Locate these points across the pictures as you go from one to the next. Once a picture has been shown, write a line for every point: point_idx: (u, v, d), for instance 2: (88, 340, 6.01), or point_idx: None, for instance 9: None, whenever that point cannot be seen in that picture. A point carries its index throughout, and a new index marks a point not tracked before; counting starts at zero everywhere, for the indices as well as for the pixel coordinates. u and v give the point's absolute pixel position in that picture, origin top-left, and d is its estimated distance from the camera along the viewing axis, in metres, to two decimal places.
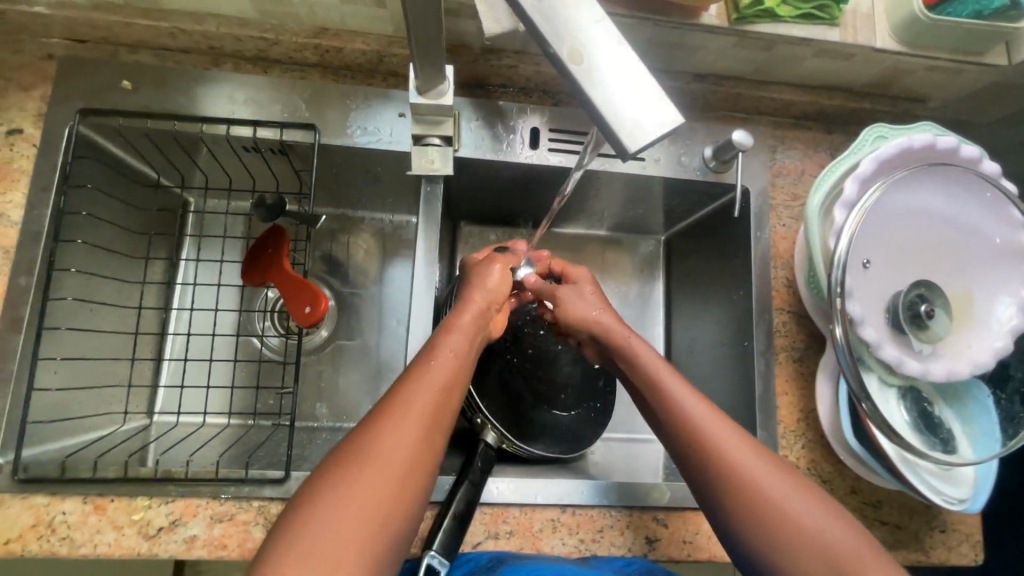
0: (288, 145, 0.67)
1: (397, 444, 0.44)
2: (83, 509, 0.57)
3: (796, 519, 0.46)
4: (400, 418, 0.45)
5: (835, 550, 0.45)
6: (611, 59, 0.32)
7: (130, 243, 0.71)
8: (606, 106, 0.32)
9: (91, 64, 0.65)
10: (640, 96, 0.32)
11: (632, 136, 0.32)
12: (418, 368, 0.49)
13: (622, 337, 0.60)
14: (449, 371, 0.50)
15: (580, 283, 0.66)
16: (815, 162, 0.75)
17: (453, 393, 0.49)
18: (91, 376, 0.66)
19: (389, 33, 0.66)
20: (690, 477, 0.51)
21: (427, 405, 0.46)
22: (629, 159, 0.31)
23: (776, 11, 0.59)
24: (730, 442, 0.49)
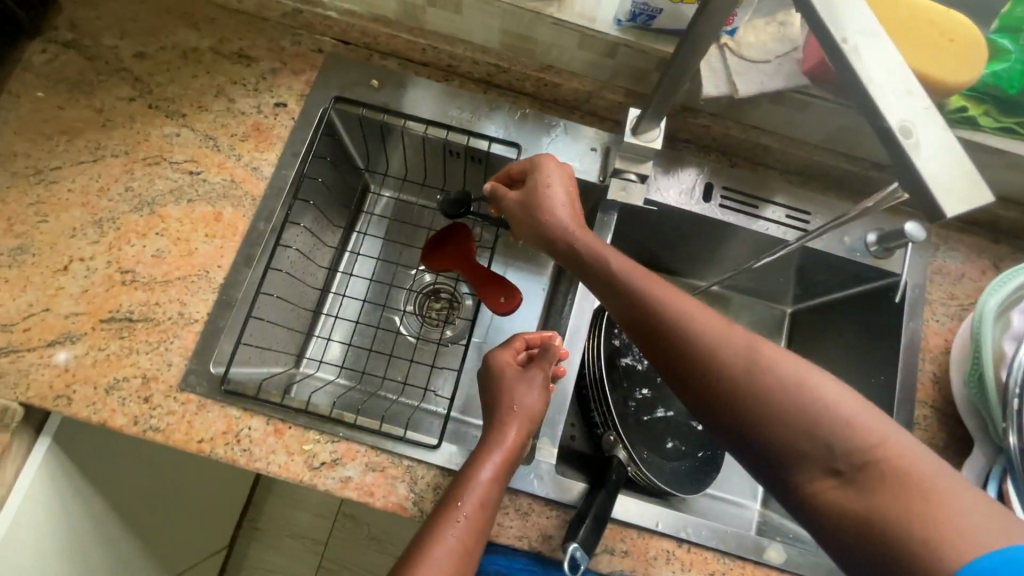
0: (492, 156, 0.76)
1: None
2: (265, 429, 0.65)
3: (842, 419, 0.42)
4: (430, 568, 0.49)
5: (890, 457, 0.40)
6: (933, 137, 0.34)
7: (330, 210, 0.83)
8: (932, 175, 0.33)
9: (350, 62, 0.78)
10: (958, 175, 0.33)
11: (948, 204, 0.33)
12: (442, 519, 0.53)
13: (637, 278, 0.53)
14: (470, 519, 0.53)
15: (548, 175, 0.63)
16: (977, 268, 0.76)
17: (471, 538, 0.53)
18: (278, 315, 0.76)
19: (602, 79, 0.74)
20: (721, 401, 0.46)
21: (456, 551, 0.51)
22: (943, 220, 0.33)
23: (978, 120, 0.64)
24: (746, 350, 0.47)
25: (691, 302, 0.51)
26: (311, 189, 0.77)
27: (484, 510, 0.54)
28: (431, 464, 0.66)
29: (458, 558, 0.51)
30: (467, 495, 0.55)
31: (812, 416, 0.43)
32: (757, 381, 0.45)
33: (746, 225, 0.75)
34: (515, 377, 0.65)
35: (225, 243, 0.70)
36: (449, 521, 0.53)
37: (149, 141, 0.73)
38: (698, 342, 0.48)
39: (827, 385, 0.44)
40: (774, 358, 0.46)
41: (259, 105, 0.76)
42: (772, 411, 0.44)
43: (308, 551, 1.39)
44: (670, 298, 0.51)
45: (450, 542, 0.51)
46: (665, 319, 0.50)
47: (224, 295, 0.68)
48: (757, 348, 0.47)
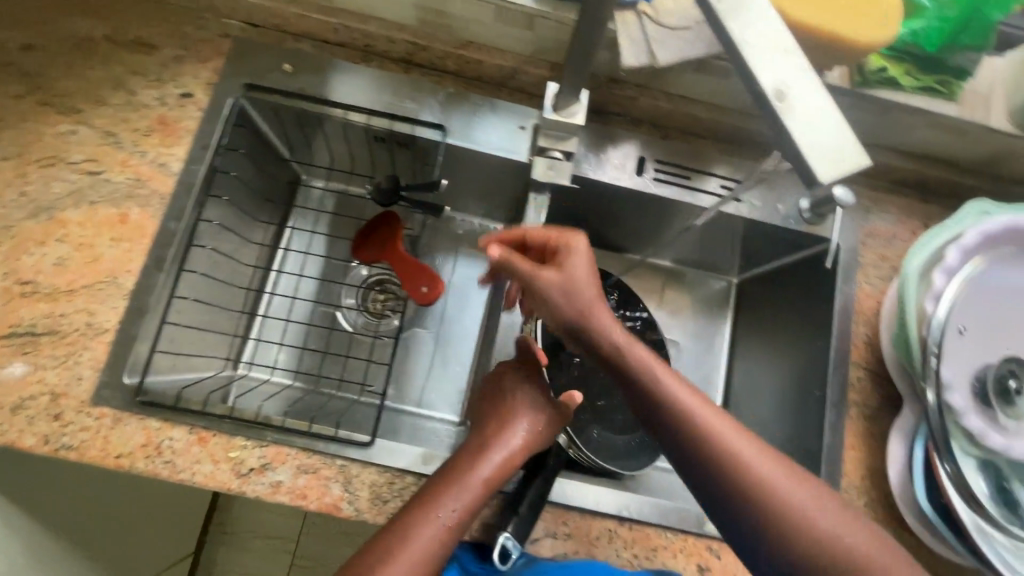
0: (417, 140, 0.73)
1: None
2: (188, 439, 0.62)
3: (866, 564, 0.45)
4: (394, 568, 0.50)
5: None
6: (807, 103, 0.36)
7: (255, 206, 0.79)
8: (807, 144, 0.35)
9: (260, 45, 0.73)
10: (834, 139, 0.35)
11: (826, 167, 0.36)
12: (419, 518, 0.53)
13: (709, 425, 0.49)
14: (448, 526, 0.53)
15: (574, 254, 0.55)
16: (908, 229, 0.76)
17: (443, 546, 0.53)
18: (201, 319, 0.73)
19: (526, 53, 0.72)
20: (754, 530, 0.46)
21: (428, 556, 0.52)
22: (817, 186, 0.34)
23: (899, 80, 0.63)
24: (797, 496, 0.46)
25: (735, 431, 0.49)
26: (228, 185, 0.72)
27: (465, 517, 0.54)
28: (369, 462, 0.64)
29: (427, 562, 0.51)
30: (454, 505, 0.54)
31: (845, 560, 0.45)
32: (799, 524, 0.46)
33: (676, 197, 0.74)
34: (528, 395, 0.63)
35: (133, 246, 0.66)
36: (430, 522, 0.53)
37: (42, 140, 0.68)
38: (704, 458, 0.48)
39: (833, 517, 0.46)
40: (802, 494, 0.46)
41: (163, 96, 0.71)
42: (807, 558, 0.45)
43: (281, 551, 1.36)
44: (703, 424, 0.49)
45: (426, 543, 0.52)
46: (716, 458, 0.48)
47: (134, 301, 0.65)
48: (803, 494, 0.47)
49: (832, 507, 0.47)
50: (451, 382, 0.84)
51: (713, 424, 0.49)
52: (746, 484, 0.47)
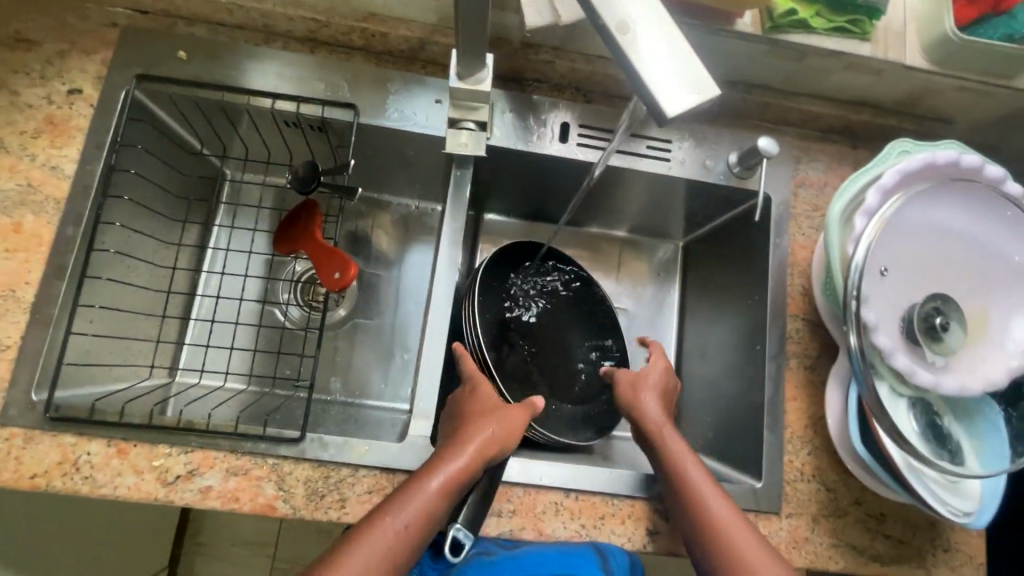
0: (328, 122, 0.70)
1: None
2: (106, 452, 0.59)
3: None
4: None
5: None
6: (656, 34, 0.34)
7: (171, 205, 0.74)
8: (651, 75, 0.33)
9: (151, 34, 0.69)
10: (685, 71, 0.33)
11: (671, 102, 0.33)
12: (372, 526, 0.51)
13: (704, 497, 0.57)
14: (399, 534, 0.51)
15: (643, 390, 0.67)
16: (838, 176, 0.76)
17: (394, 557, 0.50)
18: (121, 327, 0.69)
19: (433, 22, 0.69)
20: None
21: (373, 570, 0.49)
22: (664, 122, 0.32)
23: (809, 22, 0.61)
24: (748, 550, 0.53)
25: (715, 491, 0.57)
26: (132, 183, 0.68)
27: (417, 529, 0.51)
28: (301, 458, 0.62)
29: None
30: (407, 509, 0.52)
31: None
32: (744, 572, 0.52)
33: (631, 166, 0.74)
34: (494, 406, 0.62)
35: (30, 256, 0.62)
36: (377, 533, 0.50)
37: None
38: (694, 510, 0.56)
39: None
40: (757, 551, 0.53)
41: (50, 95, 0.66)
42: None
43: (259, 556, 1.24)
44: (696, 481, 0.58)
45: (371, 556, 0.49)
46: (703, 508, 0.56)
47: (37, 314, 0.61)
48: (753, 550, 0.53)
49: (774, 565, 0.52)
50: (398, 371, 0.82)
51: (709, 497, 0.57)
52: (711, 531, 0.55)
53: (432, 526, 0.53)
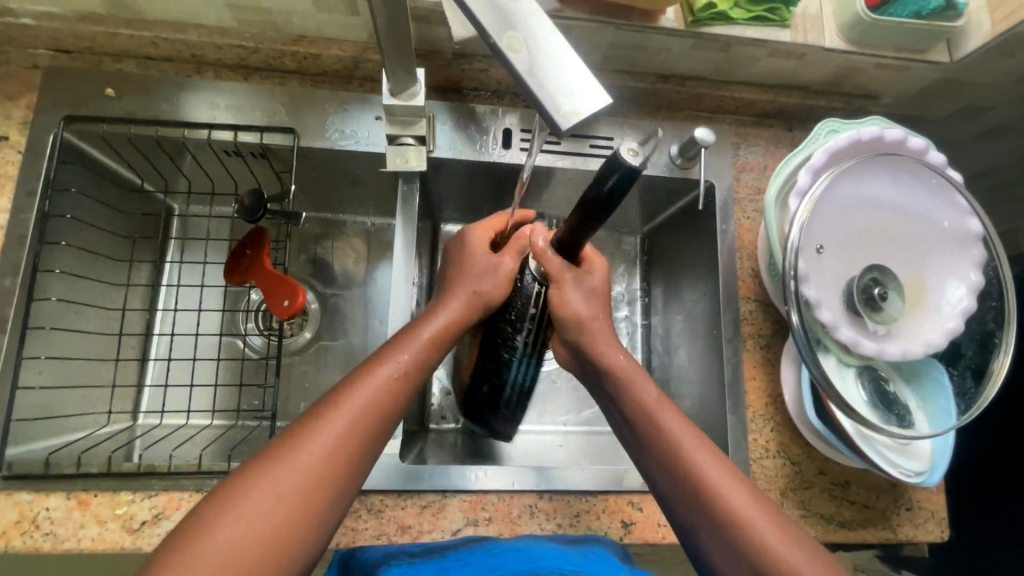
0: (268, 148, 0.70)
1: (307, 467, 0.46)
2: (66, 505, 0.58)
3: (740, 515, 0.49)
4: (335, 419, 0.48)
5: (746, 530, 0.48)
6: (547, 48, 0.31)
7: (115, 246, 0.72)
8: (542, 86, 0.31)
9: (75, 73, 0.67)
10: (575, 80, 0.31)
11: (566, 114, 0.30)
12: (363, 375, 0.52)
13: (655, 417, 0.54)
14: (391, 383, 0.52)
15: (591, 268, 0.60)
16: (777, 158, 0.78)
17: (387, 404, 0.51)
18: (76, 376, 0.67)
19: (364, 40, 0.68)
20: (678, 521, 0.52)
21: (370, 409, 0.50)
22: (561, 137, 0.30)
23: (730, 14, 0.62)
24: (707, 464, 0.51)
25: (665, 407, 0.55)
26: (70, 228, 0.66)
27: (395, 386, 0.52)
28: None
29: (349, 435, 0.48)
30: (395, 358, 0.53)
31: (722, 515, 0.49)
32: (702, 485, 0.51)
33: (578, 166, 0.75)
34: (481, 257, 0.60)
35: None
36: (361, 386, 0.51)
37: None
38: (650, 433, 0.54)
39: (733, 490, 0.50)
40: (719, 469, 0.51)
41: None
42: (700, 507, 0.50)
43: None
44: (647, 402, 0.55)
45: (359, 404, 0.50)
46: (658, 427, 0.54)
47: None
48: (713, 465, 0.51)
49: (737, 484, 0.51)
50: None
51: (661, 418, 0.54)
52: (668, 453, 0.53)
53: (410, 386, 0.53)
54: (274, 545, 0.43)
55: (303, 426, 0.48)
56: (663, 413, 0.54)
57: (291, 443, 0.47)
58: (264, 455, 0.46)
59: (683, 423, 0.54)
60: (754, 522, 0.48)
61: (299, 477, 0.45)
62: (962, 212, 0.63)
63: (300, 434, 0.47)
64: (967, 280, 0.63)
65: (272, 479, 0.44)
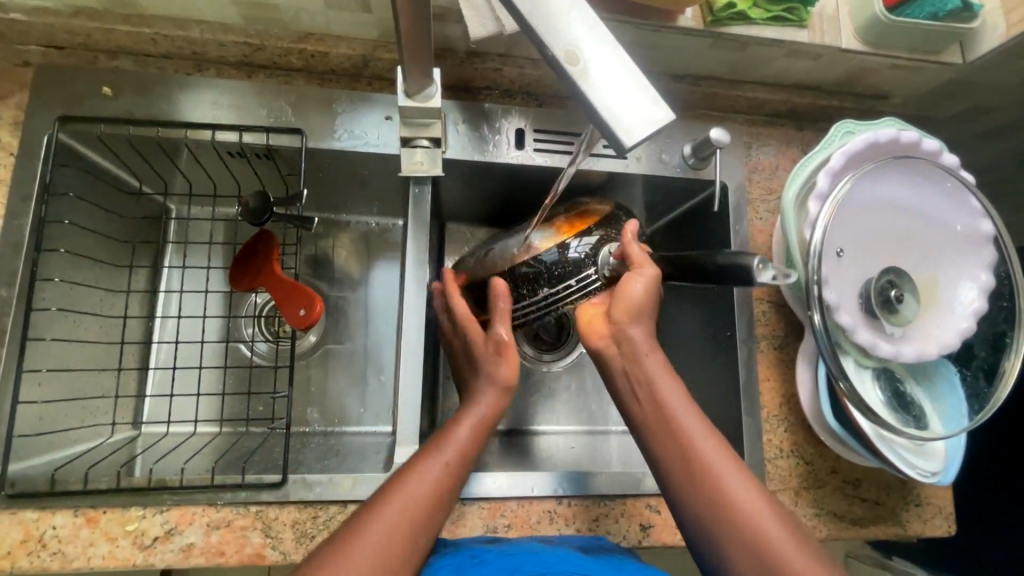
0: (274, 150, 0.67)
1: (376, 556, 0.44)
2: (74, 523, 0.56)
3: (745, 512, 0.47)
4: (391, 514, 0.46)
5: (760, 538, 0.46)
6: (606, 58, 0.30)
7: (114, 252, 0.70)
8: (602, 105, 0.29)
9: (69, 71, 0.64)
10: (637, 92, 0.30)
11: (629, 133, 0.29)
12: (411, 467, 0.50)
13: (667, 408, 0.52)
14: (442, 474, 0.50)
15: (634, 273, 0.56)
16: (789, 158, 0.78)
17: (439, 499, 0.49)
18: (77, 388, 0.64)
19: (374, 37, 0.66)
20: (678, 512, 0.51)
21: (422, 503, 0.48)
22: (625, 155, 0.30)
23: (749, 14, 0.62)
24: (715, 456, 0.50)
25: (680, 396, 0.53)
26: (68, 234, 0.64)
27: (454, 465, 0.51)
28: (285, 502, 0.60)
29: (415, 518, 0.47)
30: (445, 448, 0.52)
31: (728, 509, 0.48)
32: (706, 476, 0.49)
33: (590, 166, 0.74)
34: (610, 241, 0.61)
35: None
36: (414, 482, 0.49)
37: None
38: (660, 423, 0.52)
39: (741, 487, 0.48)
40: (727, 465, 0.49)
41: None
42: (702, 500, 0.49)
43: None
44: (666, 393, 0.53)
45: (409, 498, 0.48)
46: (671, 418, 0.52)
47: None
48: (722, 459, 0.50)
49: (749, 483, 0.49)
50: (378, 393, 0.80)
51: (673, 408, 0.52)
52: (676, 444, 0.51)
53: (466, 466, 0.52)
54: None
55: (363, 520, 0.46)
56: (679, 406, 0.52)
57: (341, 545, 0.44)
58: (336, 541, 0.45)
59: (694, 413, 0.52)
60: (784, 551, 0.46)
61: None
62: (975, 214, 0.64)
63: (368, 521, 0.46)
64: (979, 280, 0.63)
65: (342, 568, 0.43)
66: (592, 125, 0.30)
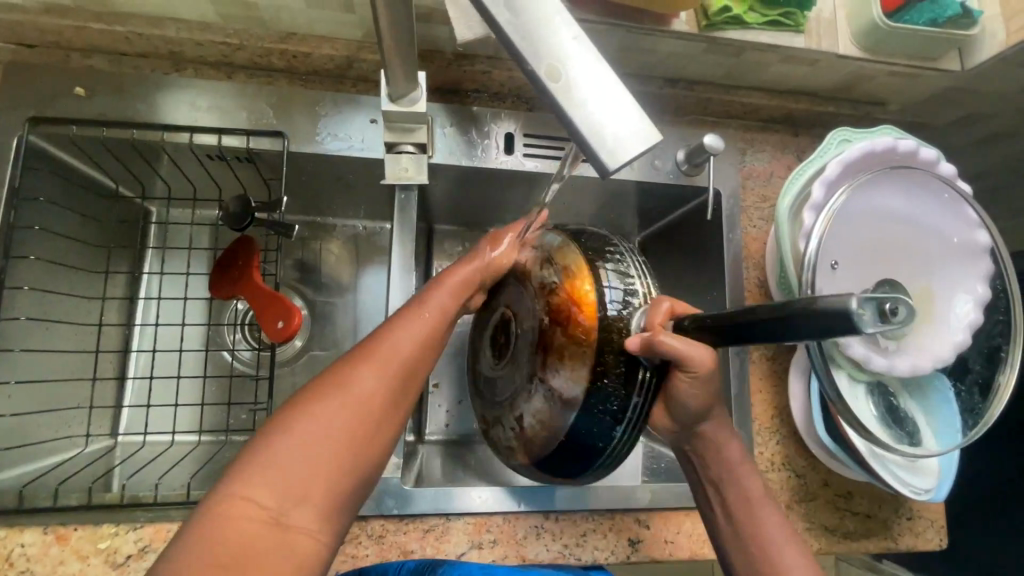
0: (255, 153, 0.65)
1: (367, 399, 0.42)
2: (44, 540, 0.54)
3: None
4: (378, 357, 0.44)
5: None
6: (589, 72, 0.29)
7: (90, 257, 0.67)
8: (585, 123, 0.28)
9: (40, 69, 0.62)
10: (623, 110, 0.28)
11: (613, 155, 0.28)
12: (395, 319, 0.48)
13: (741, 485, 0.54)
14: (427, 327, 0.48)
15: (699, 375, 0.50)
16: (783, 165, 0.76)
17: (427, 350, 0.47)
18: (49, 399, 0.62)
19: (358, 38, 0.64)
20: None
21: (410, 345, 0.46)
22: (608, 178, 0.28)
23: (744, 18, 0.60)
24: (775, 531, 0.53)
25: (752, 475, 0.55)
26: (40, 240, 0.61)
27: (445, 317, 0.50)
28: None
29: (405, 367, 0.45)
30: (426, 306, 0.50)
31: None
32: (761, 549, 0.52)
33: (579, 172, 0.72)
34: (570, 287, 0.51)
35: None
36: (401, 330, 0.47)
37: None
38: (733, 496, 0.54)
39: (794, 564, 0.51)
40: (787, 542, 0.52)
41: None
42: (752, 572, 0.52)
43: None
44: (741, 472, 0.55)
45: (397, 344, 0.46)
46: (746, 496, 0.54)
47: None
48: (781, 535, 0.53)
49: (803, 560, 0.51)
50: None
51: (744, 484, 0.54)
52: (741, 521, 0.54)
53: (449, 326, 0.50)
54: (334, 466, 0.39)
55: (351, 361, 0.44)
56: (750, 483, 0.55)
57: (330, 383, 0.42)
58: (319, 383, 0.42)
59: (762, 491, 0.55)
60: None
61: (354, 412, 0.41)
62: (973, 225, 0.63)
63: (356, 364, 0.44)
64: (975, 293, 0.62)
65: (334, 401, 0.41)
66: (574, 144, 0.28)
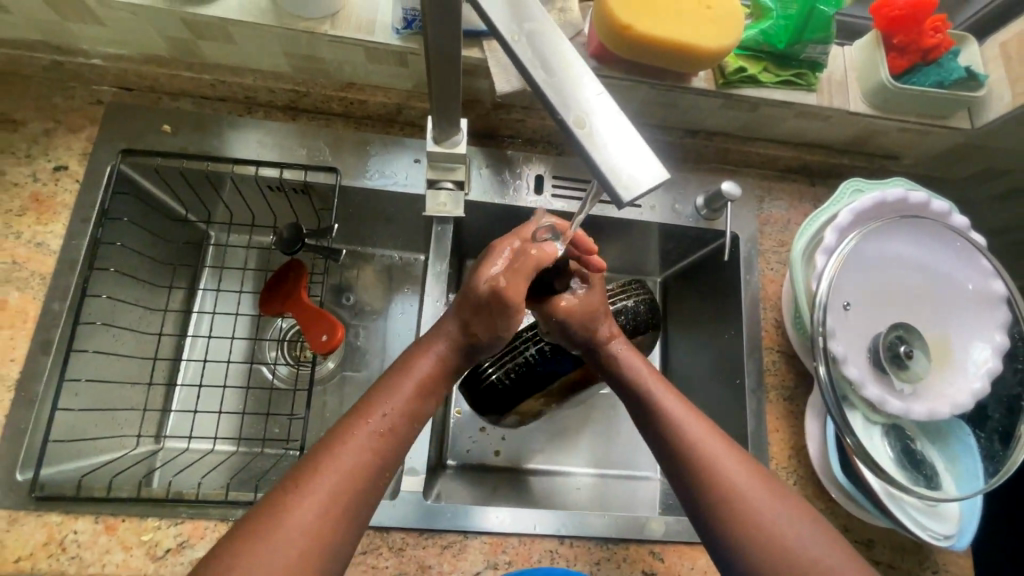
0: (310, 186, 0.72)
1: (314, 519, 0.44)
2: (94, 529, 0.59)
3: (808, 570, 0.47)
4: (324, 476, 0.46)
5: None
6: (610, 123, 0.34)
7: (156, 273, 0.75)
8: (605, 163, 0.33)
9: (135, 109, 0.71)
10: (637, 153, 0.33)
11: (627, 189, 0.32)
12: (345, 431, 0.49)
13: (710, 461, 0.52)
14: (377, 432, 0.49)
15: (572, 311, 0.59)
16: (800, 212, 0.80)
17: (377, 454, 0.49)
18: (109, 399, 0.68)
19: (408, 89, 0.72)
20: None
21: (360, 462, 0.47)
22: (623, 209, 0.32)
23: (759, 77, 0.66)
24: (767, 514, 0.50)
25: (713, 443, 0.54)
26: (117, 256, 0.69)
27: (401, 416, 0.51)
28: None
29: (354, 477, 0.46)
30: (378, 412, 0.50)
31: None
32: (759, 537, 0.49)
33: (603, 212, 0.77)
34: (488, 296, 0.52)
35: (15, 333, 0.63)
36: (349, 446, 0.48)
37: None
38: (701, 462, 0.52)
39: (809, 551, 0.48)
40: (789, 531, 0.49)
41: (36, 172, 0.68)
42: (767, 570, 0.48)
43: None
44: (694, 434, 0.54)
45: (349, 458, 0.47)
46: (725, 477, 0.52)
47: (21, 392, 0.61)
48: (781, 518, 0.49)
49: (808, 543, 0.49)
50: None
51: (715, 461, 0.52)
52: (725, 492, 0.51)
53: (407, 422, 0.51)
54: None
55: (298, 483, 0.45)
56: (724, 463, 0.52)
57: (274, 513, 0.43)
58: (250, 529, 0.43)
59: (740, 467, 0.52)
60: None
61: (304, 536, 0.43)
62: (986, 273, 0.64)
63: (296, 489, 0.45)
64: (992, 341, 0.63)
65: (281, 530, 0.42)
66: (594, 181, 0.33)
